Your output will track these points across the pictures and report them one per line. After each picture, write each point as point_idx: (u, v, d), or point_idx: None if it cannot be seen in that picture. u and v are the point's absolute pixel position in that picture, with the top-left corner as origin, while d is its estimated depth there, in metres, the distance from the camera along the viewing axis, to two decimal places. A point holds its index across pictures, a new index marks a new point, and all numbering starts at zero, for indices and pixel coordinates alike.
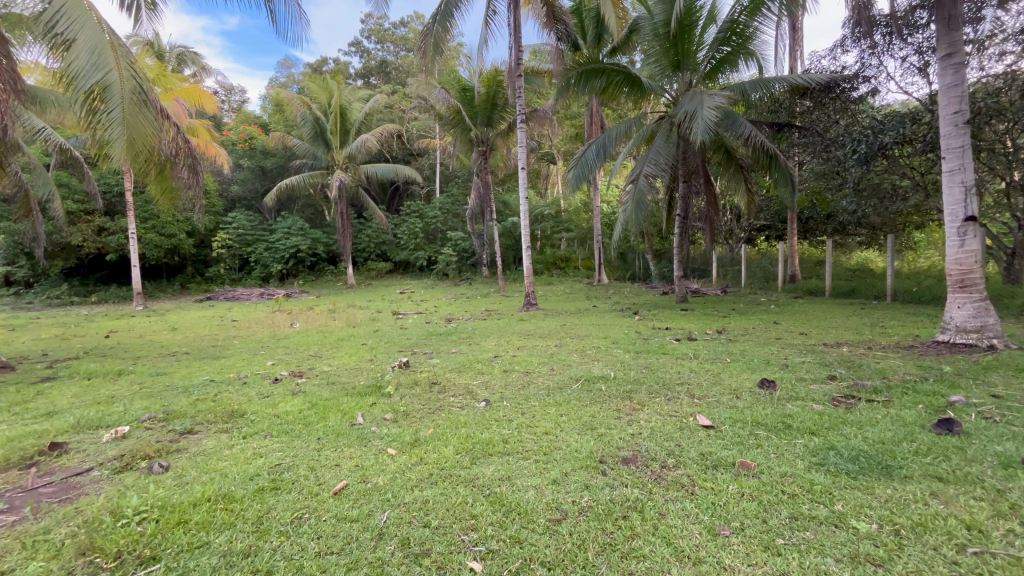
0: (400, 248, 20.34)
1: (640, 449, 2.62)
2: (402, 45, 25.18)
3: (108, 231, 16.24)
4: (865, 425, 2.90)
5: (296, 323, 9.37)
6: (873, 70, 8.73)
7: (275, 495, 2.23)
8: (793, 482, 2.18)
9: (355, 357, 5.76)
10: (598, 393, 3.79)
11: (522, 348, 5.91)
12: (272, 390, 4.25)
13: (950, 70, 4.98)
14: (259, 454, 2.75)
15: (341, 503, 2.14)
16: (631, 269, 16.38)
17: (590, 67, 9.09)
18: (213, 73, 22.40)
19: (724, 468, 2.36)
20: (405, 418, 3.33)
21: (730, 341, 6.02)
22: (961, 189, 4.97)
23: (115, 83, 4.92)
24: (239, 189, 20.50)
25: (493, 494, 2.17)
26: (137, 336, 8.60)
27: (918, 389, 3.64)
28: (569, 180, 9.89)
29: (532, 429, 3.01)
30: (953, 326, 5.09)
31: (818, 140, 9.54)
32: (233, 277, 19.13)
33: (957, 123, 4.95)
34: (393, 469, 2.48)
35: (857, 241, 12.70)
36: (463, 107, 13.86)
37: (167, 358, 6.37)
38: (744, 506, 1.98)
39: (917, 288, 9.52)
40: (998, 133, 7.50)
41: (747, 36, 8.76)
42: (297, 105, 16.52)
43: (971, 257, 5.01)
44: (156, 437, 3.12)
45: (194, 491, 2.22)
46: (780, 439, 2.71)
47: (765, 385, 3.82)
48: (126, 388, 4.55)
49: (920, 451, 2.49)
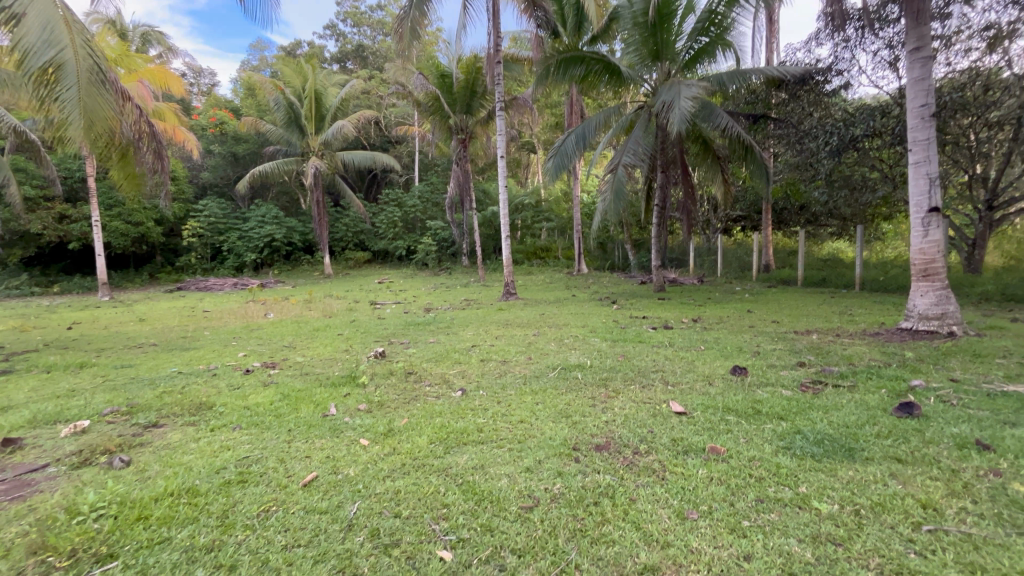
0: (378, 237, 20.03)
1: (614, 436, 2.64)
2: (379, 29, 24.62)
3: (70, 219, 15.56)
4: (831, 410, 2.98)
5: (270, 313, 9.16)
6: (845, 63, 8.90)
7: (242, 488, 2.17)
8: (760, 466, 2.23)
9: (330, 348, 5.67)
10: (574, 381, 3.82)
11: (500, 337, 5.91)
12: (243, 382, 4.15)
13: (918, 64, 5.08)
14: (227, 446, 2.68)
15: (311, 495, 2.10)
16: (611, 258, 16.51)
17: (569, 55, 9.03)
18: (179, 55, 21.51)
19: (694, 453, 2.39)
20: (380, 409, 3.29)
21: (705, 329, 6.12)
22: (926, 180, 5.11)
23: (70, 62, 4.70)
24: (210, 175, 19.84)
25: (465, 483, 2.16)
26: (101, 328, 8.30)
27: (882, 374, 3.78)
28: (549, 170, 9.85)
29: (507, 417, 3.01)
30: (916, 313, 5.26)
31: (792, 132, 9.71)
32: (205, 266, 18.59)
33: (924, 115, 5.06)
34: (365, 459, 2.44)
35: (829, 231, 13.02)
36: (442, 94, 13.64)
37: (134, 350, 6.16)
38: (712, 491, 2.01)
39: (884, 277, 9.84)
40: (962, 127, 7.73)
41: (725, 27, 8.84)
42: (269, 89, 16.03)
43: (934, 248, 5.16)
44: (119, 431, 3.02)
45: (156, 486, 2.15)
46: (749, 425, 2.76)
47: (737, 371, 3.91)
48: (88, 381, 4.39)
49: (882, 433, 2.58)
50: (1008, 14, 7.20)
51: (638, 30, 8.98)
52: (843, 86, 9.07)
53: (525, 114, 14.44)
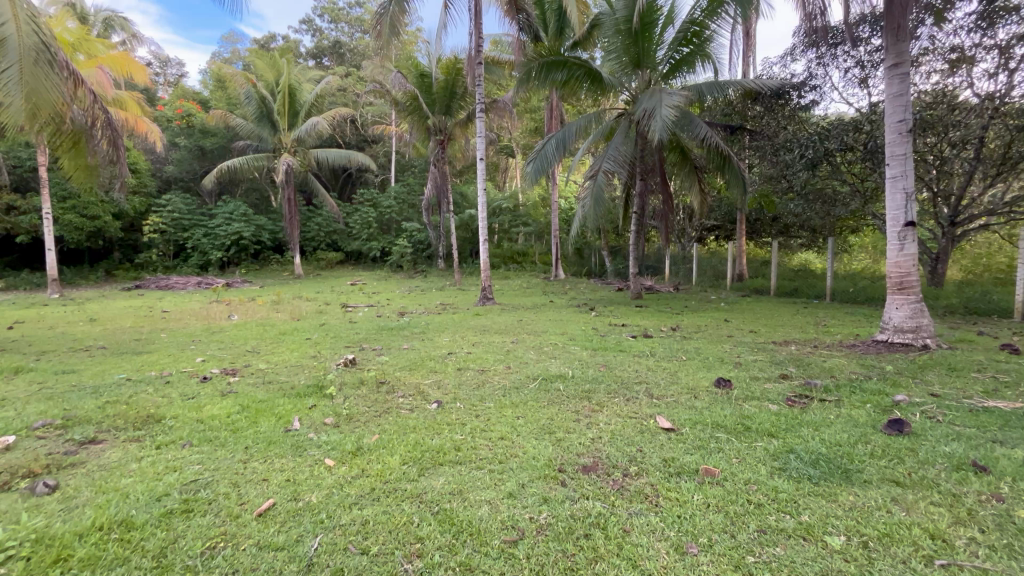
0: (352, 237, 19.50)
1: (601, 456, 2.47)
2: (357, 26, 24.18)
3: (18, 210, 14.60)
4: (821, 426, 2.89)
5: (234, 315, 8.72)
6: (819, 79, 9.15)
7: (186, 519, 1.90)
8: (758, 490, 2.09)
9: (298, 353, 5.35)
10: (555, 393, 3.64)
11: (478, 344, 5.69)
12: (199, 391, 3.82)
13: (897, 80, 5.14)
14: (174, 467, 2.39)
15: (265, 528, 1.85)
16: (587, 264, 16.51)
17: (551, 58, 8.91)
18: (145, 43, 20.61)
19: (687, 475, 2.25)
20: (348, 423, 3.04)
21: (685, 338, 6.05)
22: (902, 195, 5.16)
23: (12, 37, 4.45)
24: (174, 169, 18.95)
25: (441, 512, 1.95)
26: (47, 328, 7.72)
27: (865, 388, 3.73)
28: (528, 174, 9.70)
29: (486, 434, 2.81)
30: (892, 326, 5.32)
31: (767, 144, 9.85)
32: (166, 264, 17.74)
33: (901, 131, 5.12)
34: (330, 483, 2.20)
35: (799, 243, 13.33)
36: (421, 93, 13.39)
37: (80, 353, 5.69)
38: (711, 520, 1.86)
39: (853, 288, 10.10)
40: (929, 145, 7.96)
41: (705, 38, 8.91)
42: (241, 82, 15.49)
43: (909, 261, 5.22)
44: (48, 449, 2.68)
45: (83, 518, 1.86)
46: (740, 443, 2.65)
47: (721, 385, 3.80)
48: (21, 389, 3.98)
49: (875, 453, 2.49)
50: (971, 38, 7.48)
51: (620, 37, 8.95)
52: (816, 101, 9.28)
53: (505, 118, 14.31)
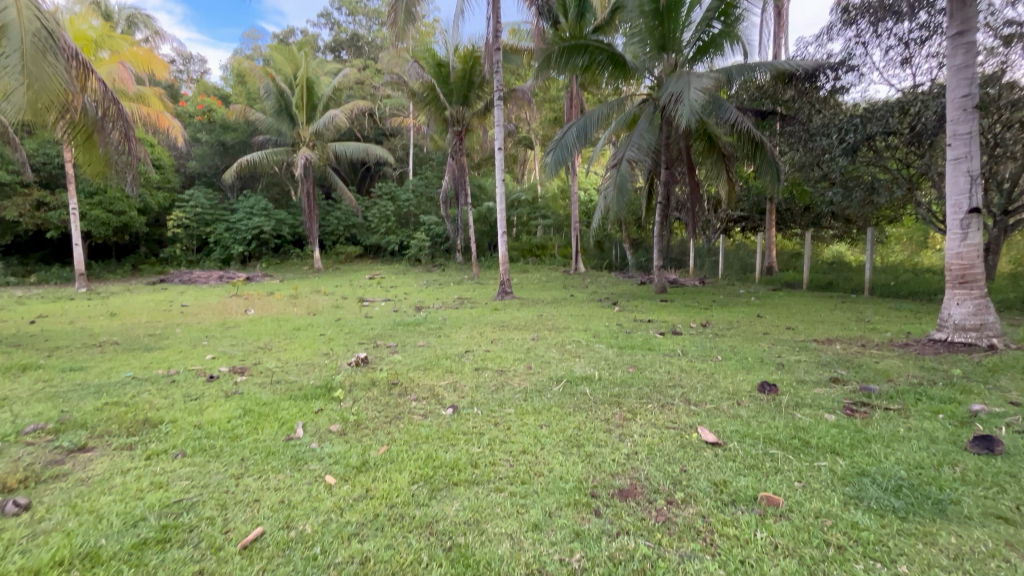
0: (370, 231, 19.39)
1: (639, 477, 2.14)
2: (375, 19, 23.97)
3: (47, 206, 14.86)
4: (892, 443, 2.49)
5: (250, 309, 8.59)
6: (859, 59, 8.48)
7: (163, 551, 1.66)
8: (834, 528, 1.74)
9: (309, 350, 5.13)
10: (581, 399, 3.30)
11: (497, 341, 5.39)
12: (203, 392, 3.63)
13: (961, 50, 4.62)
14: (159, 483, 2.15)
15: (249, 565, 1.58)
16: (608, 257, 16.00)
17: (572, 42, 8.48)
18: (168, 39, 20.76)
19: (744, 505, 1.90)
20: (356, 431, 2.78)
21: (717, 335, 5.65)
22: (966, 178, 4.65)
23: (14, 23, 4.33)
24: (196, 164, 19.06)
25: (454, 548, 1.66)
26: (67, 322, 7.73)
27: (932, 395, 3.30)
28: (547, 165, 9.24)
29: (506, 446, 2.50)
30: (951, 324, 4.82)
31: (801, 130, 9.26)
32: (189, 258, 17.98)
33: (966, 107, 4.60)
34: (328, 507, 1.92)
35: (833, 233, 12.65)
36: (438, 83, 13.02)
37: (92, 349, 5.56)
38: (783, 566, 1.54)
39: (894, 282, 9.49)
40: (984, 126, 7.28)
41: (735, 18, 8.37)
42: (259, 75, 15.21)
43: (972, 252, 4.72)
44: (32, 458, 2.47)
45: (43, 552, 1.63)
46: (800, 461, 2.28)
47: (766, 389, 3.41)
48: (27, 388, 3.86)
49: (966, 478, 2.10)
50: None
51: (644, 19, 8.42)
52: (853, 83, 8.65)
53: (523, 108, 13.88)
